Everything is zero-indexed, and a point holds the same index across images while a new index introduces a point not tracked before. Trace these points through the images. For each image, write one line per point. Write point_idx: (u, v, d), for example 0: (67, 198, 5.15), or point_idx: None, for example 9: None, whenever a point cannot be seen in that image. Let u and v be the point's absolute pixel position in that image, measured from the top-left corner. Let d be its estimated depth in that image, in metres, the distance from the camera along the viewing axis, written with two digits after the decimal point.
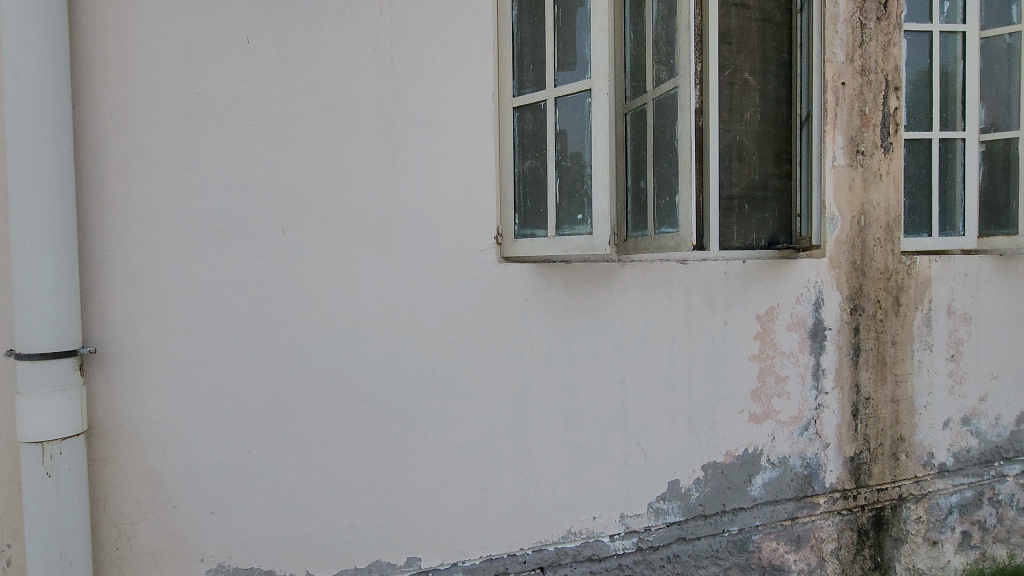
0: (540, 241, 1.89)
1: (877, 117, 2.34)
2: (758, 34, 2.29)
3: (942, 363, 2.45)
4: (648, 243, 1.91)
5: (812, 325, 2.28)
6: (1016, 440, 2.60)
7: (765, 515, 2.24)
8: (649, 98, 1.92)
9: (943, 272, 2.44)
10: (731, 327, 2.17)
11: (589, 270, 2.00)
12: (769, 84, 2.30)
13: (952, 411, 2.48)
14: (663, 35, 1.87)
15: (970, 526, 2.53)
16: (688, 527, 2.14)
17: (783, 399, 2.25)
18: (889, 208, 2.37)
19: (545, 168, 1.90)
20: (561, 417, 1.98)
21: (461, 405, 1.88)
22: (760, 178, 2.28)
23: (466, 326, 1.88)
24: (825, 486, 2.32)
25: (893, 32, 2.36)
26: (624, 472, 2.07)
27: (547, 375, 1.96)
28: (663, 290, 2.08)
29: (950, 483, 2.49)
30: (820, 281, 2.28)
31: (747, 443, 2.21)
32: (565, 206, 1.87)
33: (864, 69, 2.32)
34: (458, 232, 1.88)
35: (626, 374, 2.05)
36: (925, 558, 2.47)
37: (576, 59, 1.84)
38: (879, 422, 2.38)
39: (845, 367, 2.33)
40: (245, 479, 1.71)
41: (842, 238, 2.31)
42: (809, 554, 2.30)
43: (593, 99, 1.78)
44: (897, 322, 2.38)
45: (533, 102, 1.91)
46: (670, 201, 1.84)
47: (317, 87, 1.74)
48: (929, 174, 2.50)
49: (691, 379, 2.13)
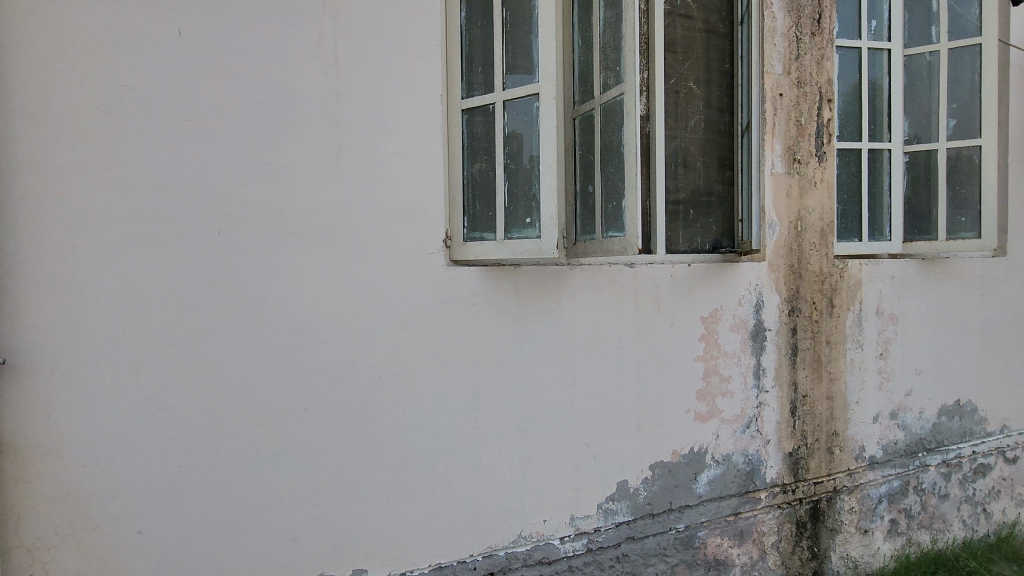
0: (489, 244, 1.89)
1: (812, 127, 2.46)
2: (702, 44, 2.35)
3: (872, 361, 2.59)
4: (596, 247, 1.93)
5: (753, 326, 2.36)
6: (938, 432, 2.78)
7: (710, 511, 2.30)
8: (596, 103, 1.95)
9: (873, 275, 2.58)
10: (678, 329, 2.23)
11: (539, 273, 2.00)
12: (712, 93, 2.38)
13: (881, 406, 2.63)
14: (610, 42, 1.90)
15: (897, 514, 2.68)
16: (637, 527, 2.18)
17: (726, 399, 2.33)
18: (824, 214, 2.49)
19: (494, 171, 1.90)
20: (511, 421, 1.98)
21: (410, 411, 1.85)
22: (705, 184, 2.35)
23: (415, 330, 1.85)
24: (766, 481, 2.41)
25: (826, 47, 2.48)
26: (574, 474, 2.08)
27: (498, 379, 1.96)
28: (611, 293, 2.11)
29: (880, 475, 2.63)
30: (760, 284, 2.37)
31: (693, 441, 2.27)
32: (514, 210, 1.88)
33: (800, 82, 2.42)
34: (406, 235, 1.85)
35: (576, 377, 2.06)
36: (857, 546, 2.60)
37: (525, 63, 1.84)
38: (815, 419, 2.49)
39: (784, 366, 2.43)
40: (178, 495, 1.62)
41: (781, 243, 2.41)
42: (751, 547, 2.38)
43: (540, 104, 1.79)
44: (831, 322, 2.50)
45: (481, 105, 1.92)
46: (617, 206, 1.87)
47: (257, 83, 1.67)
48: (859, 182, 2.64)
49: (640, 381, 2.17)
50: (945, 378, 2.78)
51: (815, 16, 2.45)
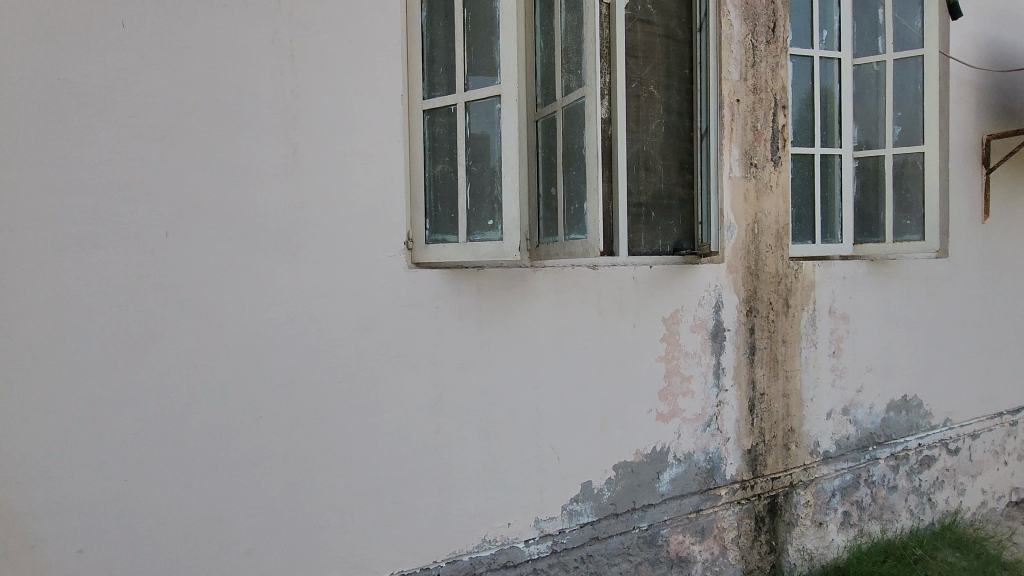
0: (451, 246, 1.88)
1: (767, 132, 2.53)
2: (662, 50, 2.40)
3: (825, 359, 2.68)
4: (558, 249, 1.94)
5: (713, 326, 2.42)
6: (887, 427, 2.90)
7: (672, 509, 2.34)
8: (558, 106, 1.96)
9: (826, 276, 2.66)
10: (640, 330, 2.26)
11: (502, 276, 2.00)
12: (672, 98, 2.43)
13: (834, 403, 2.72)
14: (571, 45, 1.91)
15: (850, 506, 2.79)
16: (601, 527, 2.19)
17: (687, 398, 2.37)
18: (779, 217, 2.57)
19: (456, 173, 1.88)
20: (475, 425, 1.96)
21: (371, 417, 1.81)
22: (666, 187, 2.40)
23: (375, 334, 1.81)
24: (725, 478, 2.46)
25: (780, 55, 2.55)
26: (538, 477, 2.08)
27: (461, 383, 1.94)
28: (574, 295, 2.13)
29: (833, 469, 2.73)
30: (718, 286, 2.43)
31: (655, 441, 2.30)
32: (476, 212, 1.87)
33: (756, 88, 2.49)
34: (366, 237, 1.81)
35: (540, 379, 2.07)
36: (813, 539, 2.68)
37: (487, 64, 1.83)
38: (773, 416, 2.56)
39: (743, 366, 2.49)
40: (124, 509, 1.54)
41: (739, 244, 2.47)
42: (712, 543, 2.43)
43: (502, 106, 1.78)
44: (787, 322, 2.58)
45: (443, 106, 1.90)
46: (578, 208, 1.87)
47: (208, 79, 1.61)
48: (812, 186, 2.73)
49: (603, 382, 2.19)
50: (893, 374, 2.90)
51: (770, 24, 2.52)
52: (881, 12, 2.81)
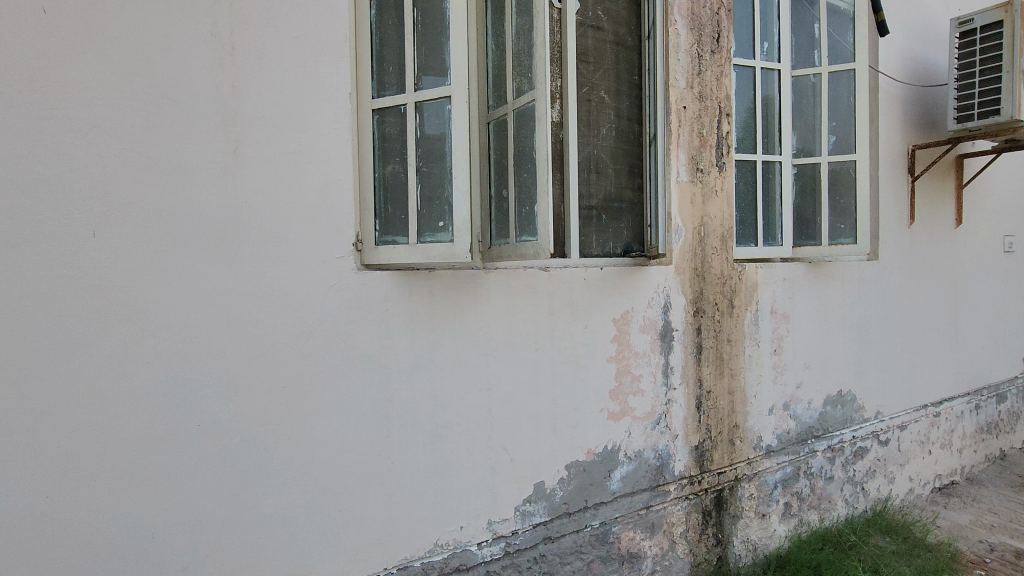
0: (401, 248, 1.85)
1: (712, 139, 2.62)
2: (611, 56, 2.43)
3: (767, 357, 2.79)
4: (510, 251, 1.95)
5: (662, 326, 2.48)
6: (824, 421, 3.05)
7: (623, 506, 2.38)
8: (509, 108, 1.97)
9: (767, 277, 2.79)
10: (590, 331, 2.30)
11: (453, 278, 1.99)
12: (622, 103, 2.46)
13: (775, 399, 2.84)
14: (522, 48, 1.92)
15: (790, 498, 2.91)
16: (553, 527, 2.21)
17: (637, 397, 2.42)
18: (724, 220, 2.66)
19: (406, 173, 1.86)
20: (426, 428, 1.94)
21: (317, 423, 1.76)
22: (616, 190, 2.41)
23: (322, 338, 1.77)
24: (674, 474, 2.53)
25: (724, 64, 2.65)
26: (491, 479, 2.07)
27: (412, 386, 1.91)
28: (526, 296, 2.14)
29: (775, 462, 2.85)
30: (667, 287, 2.50)
31: (606, 440, 2.34)
32: (426, 213, 1.85)
33: (701, 96, 2.58)
34: (312, 238, 1.77)
35: (492, 381, 2.06)
36: (756, 530, 2.79)
37: (437, 65, 1.82)
38: (718, 413, 2.65)
39: (690, 365, 2.56)
40: (45, 528, 1.44)
41: (686, 247, 2.55)
42: (662, 538, 2.48)
43: (452, 106, 1.77)
44: (731, 322, 2.68)
45: (392, 106, 1.87)
46: (529, 210, 1.89)
47: (140, 70, 1.53)
48: (754, 192, 2.84)
49: (555, 383, 2.21)
50: (829, 370, 3.06)
51: (714, 35, 2.62)
52: (817, 26, 2.96)
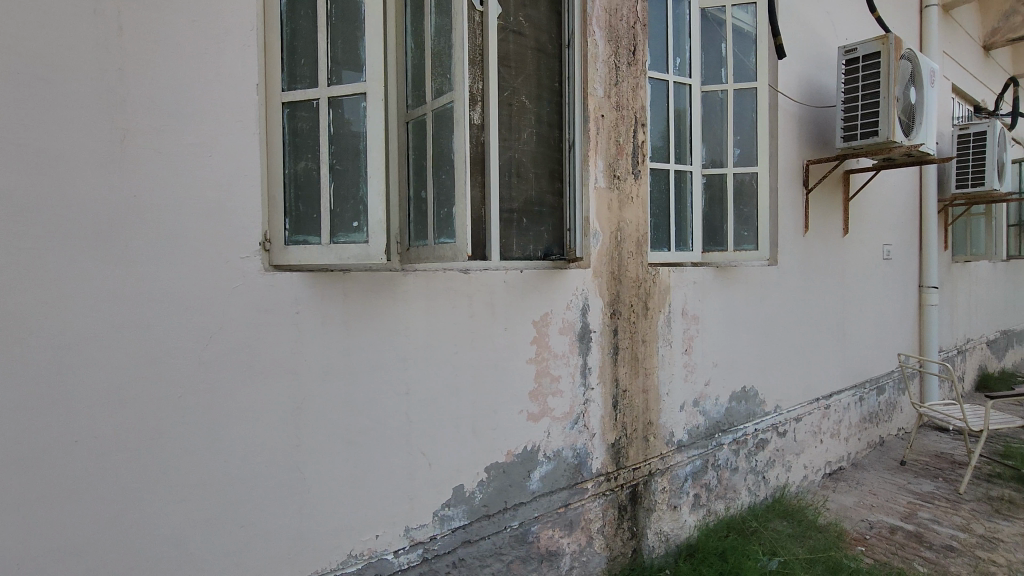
0: (314, 248, 1.78)
1: (628, 147, 2.72)
2: (533, 62, 2.49)
3: (679, 356, 2.94)
4: (428, 252, 1.93)
5: (580, 328, 2.54)
6: (729, 415, 3.26)
7: (542, 506, 2.42)
8: (428, 109, 1.94)
9: (679, 281, 2.94)
10: (511, 332, 2.31)
11: (369, 279, 1.94)
12: (542, 109, 2.52)
13: (686, 396, 3.00)
14: (440, 49, 1.90)
15: (699, 489, 3.08)
16: (472, 530, 2.20)
17: (556, 397, 2.47)
18: (639, 226, 2.77)
19: (319, 171, 1.79)
20: (339, 435, 1.87)
21: (217, 434, 1.65)
22: (537, 194, 2.51)
23: (223, 343, 1.66)
24: (592, 471, 2.60)
25: (639, 76, 2.77)
26: (408, 485, 2.03)
27: (323, 392, 1.84)
28: (446, 299, 2.12)
29: (685, 456, 3.00)
30: (584, 290, 2.55)
31: (526, 441, 2.37)
32: (340, 213, 1.79)
33: (618, 106, 2.67)
34: (213, 236, 1.65)
35: (409, 385, 2.03)
36: (668, 521, 2.93)
37: (352, 60, 1.77)
38: (634, 410, 2.76)
39: (607, 365, 2.64)
40: None
41: (603, 251, 2.62)
42: (580, 535, 2.54)
43: (368, 104, 1.73)
44: (646, 323, 2.79)
45: (305, 101, 1.79)
46: (447, 212, 1.87)
47: (6, 45, 1.36)
48: (668, 199, 2.99)
49: (475, 385, 2.21)
50: (734, 368, 3.27)
51: (630, 48, 2.73)
52: (723, 46, 3.18)
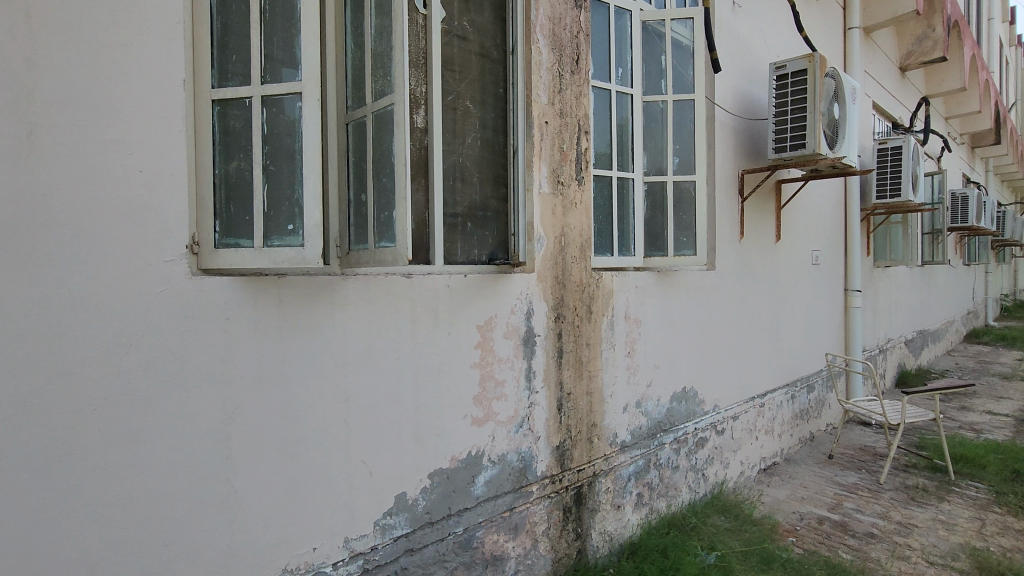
0: (245, 251, 1.71)
1: (572, 153, 2.77)
2: (477, 67, 2.51)
3: (621, 359, 3.01)
4: (368, 257, 1.90)
5: (525, 333, 2.56)
6: (670, 416, 3.36)
7: (487, 511, 2.41)
8: (368, 111, 1.92)
9: (621, 285, 3.01)
10: (454, 337, 2.30)
11: (306, 284, 1.88)
12: (487, 114, 2.54)
13: (628, 397, 3.07)
14: (380, 50, 1.88)
15: (642, 488, 3.16)
16: (415, 538, 2.17)
17: (501, 401, 2.47)
18: (582, 231, 2.82)
19: (251, 171, 1.73)
20: (274, 446, 1.81)
21: (138, 448, 1.55)
22: (481, 199, 2.52)
23: (145, 351, 1.57)
24: (537, 474, 2.62)
25: (582, 85, 2.83)
26: (348, 495, 1.98)
27: (256, 401, 1.77)
28: (387, 303, 2.09)
29: (628, 456, 3.07)
30: (529, 294, 2.58)
31: (470, 446, 2.36)
32: (274, 215, 1.73)
33: (562, 113, 2.71)
34: (134, 238, 1.56)
35: (349, 392, 1.98)
36: (612, 521, 2.99)
37: (287, 58, 1.72)
38: (578, 413, 2.80)
39: (552, 368, 2.67)
40: None
41: (547, 255, 2.65)
42: (525, 538, 2.55)
43: (303, 103, 1.68)
44: (590, 327, 2.85)
45: (236, 98, 1.73)
46: (388, 216, 1.85)
47: None
48: (611, 206, 3.06)
49: (418, 391, 2.18)
50: (674, 369, 3.38)
51: (574, 57, 2.78)
52: (663, 58, 3.26)
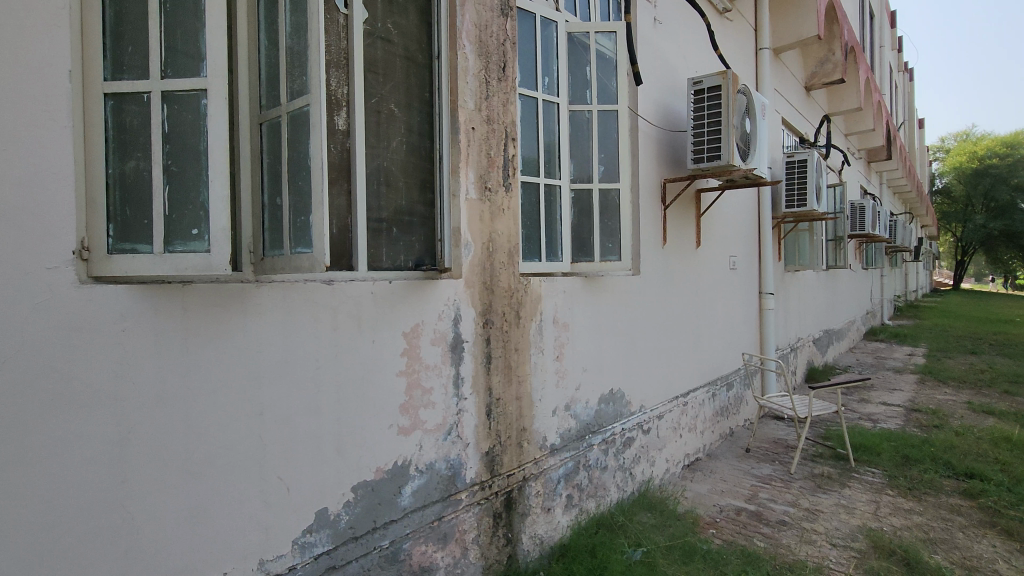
0: (143, 258, 1.59)
1: (499, 160, 2.78)
2: (402, 70, 2.47)
3: (550, 363, 3.06)
4: (284, 263, 1.82)
5: (452, 339, 2.54)
6: (598, 417, 3.45)
7: (414, 521, 2.36)
8: (283, 111, 1.84)
9: (549, 290, 3.05)
10: (379, 345, 2.24)
11: (215, 293, 1.76)
12: (413, 119, 2.51)
13: (557, 400, 3.12)
14: (295, 48, 1.81)
15: (572, 490, 3.21)
16: (338, 554, 2.08)
17: (428, 409, 2.43)
18: (510, 237, 2.84)
19: (150, 171, 1.61)
20: (178, 466, 1.68)
21: (13, 475, 1.40)
22: (407, 204, 2.49)
23: (23, 367, 1.42)
24: (465, 482, 2.60)
25: (509, 92, 2.85)
26: (263, 514, 1.87)
27: (156, 419, 1.63)
28: (306, 312, 1.99)
29: (558, 459, 3.12)
30: (457, 300, 2.56)
31: (396, 456, 2.31)
32: (176, 218, 1.62)
33: (489, 119, 2.72)
34: (8, 242, 1.41)
35: (264, 405, 1.87)
36: (542, 524, 3.01)
37: (191, 51, 1.62)
38: (507, 418, 2.81)
39: (480, 375, 2.66)
40: None
41: (474, 261, 2.64)
42: (454, 547, 2.52)
43: (209, 101, 1.59)
44: (518, 332, 2.86)
45: (133, 93, 1.61)
46: (304, 221, 1.78)
47: None
48: (539, 212, 3.11)
49: (340, 402, 2.10)
50: (602, 372, 3.47)
51: (501, 64, 2.79)
52: (588, 69, 3.35)
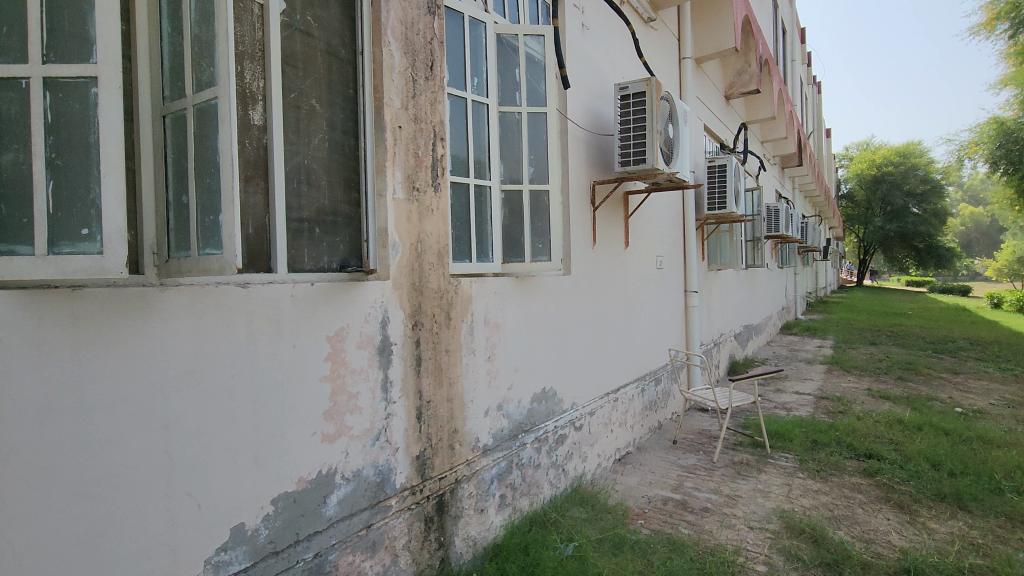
0: (22, 260, 1.43)
1: (427, 159, 2.75)
2: (323, 65, 2.39)
3: (481, 364, 3.05)
4: (191, 265, 1.71)
5: (380, 342, 2.48)
6: (531, 416, 3.49)
7: (340, 531, 2.28)
8: (188, 103, 1.73)
9: (480, 291, 3.05)
10: (300, 350, 2.15)
11: (111, 298, 1.62)
12: (335, 115, 2.43)
13: (489, 401, 3.12)
14: (201, 37, 1.71)
15: (505, 490, 3.22)
16: (257, 572, 1.97)
17: (354, 415, 2.36)
18: (439, 238, 2.82)
19: (31, 165, 1.46)
20: (70, 487, 1.53)
21: None
22: (330, 204, 2.40)
23: None
24: (395, 487, 2.54)
25: (437, 91, 2.82)
26: (169, 534, 1.74)
27: (40, 437, 1.49)
28: (218, 317, 1.87)
29: (491, 459, 3.12)
30: (385, 302, 2.50)
31: (320, 464, 2.23)
32: (63, 217, 1.48)
33: (416, 118, 2.68)
34: None
35: (170, 417, 1.74)
36: (475, 525, 3.01)
37: (78, 37, 1.49)
38: (438, 420, 2.78)
39: (409, 377, 2.61)
40: None
41: (403, 262, 2.59)
42: (383, 555, 2.46)
43: (100, 90, 1.47)
44: (448, 333, 2.84)
45: (10, 78, 1.46)
46: (213, 221, 1.68)
47: None
48: (469, 213, 3.10)
49: (257, 411, 2.00)
50: (533, 371, 3.51)
51: (428, 63, 2.76)
52: (517, 72, 3.37)
